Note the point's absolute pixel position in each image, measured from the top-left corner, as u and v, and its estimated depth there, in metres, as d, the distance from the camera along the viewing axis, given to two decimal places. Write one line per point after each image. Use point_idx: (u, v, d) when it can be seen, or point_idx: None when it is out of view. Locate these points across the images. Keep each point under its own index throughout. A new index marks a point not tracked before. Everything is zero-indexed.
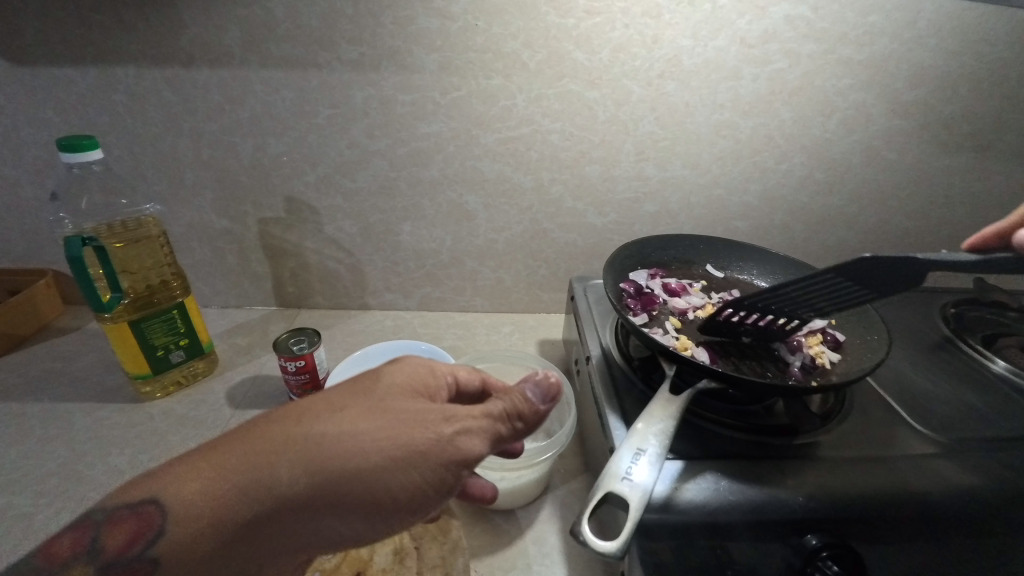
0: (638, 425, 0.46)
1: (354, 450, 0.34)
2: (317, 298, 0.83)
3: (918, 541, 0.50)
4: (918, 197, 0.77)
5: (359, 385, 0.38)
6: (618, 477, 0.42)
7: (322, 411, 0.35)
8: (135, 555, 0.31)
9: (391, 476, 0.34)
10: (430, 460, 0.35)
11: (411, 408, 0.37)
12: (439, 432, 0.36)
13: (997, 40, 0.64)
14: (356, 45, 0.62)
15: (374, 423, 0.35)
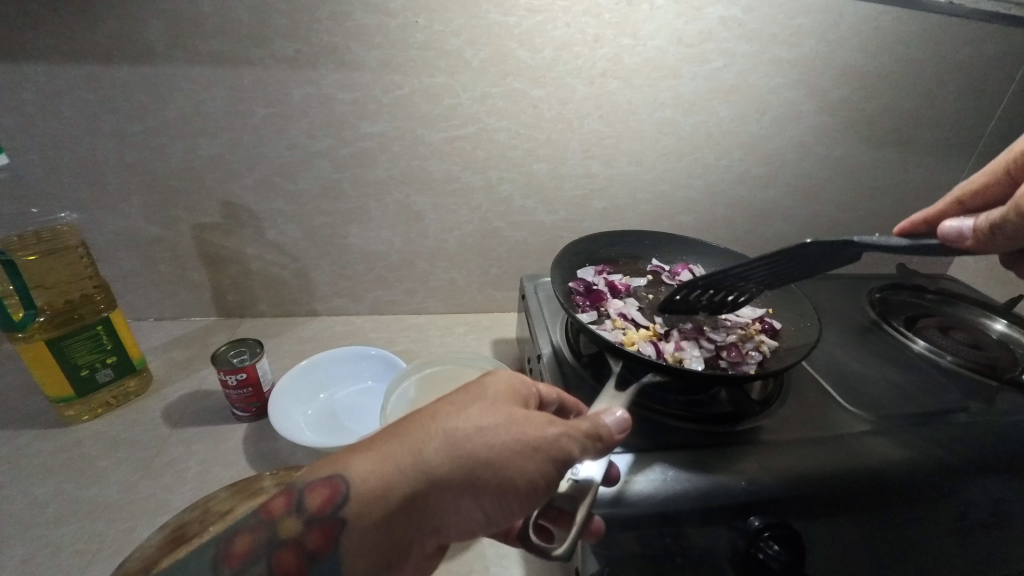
0: None
1: (490, 437, 0.33)
2: (262, 306, 0.79)
3: (861, 520, 0.44)
4: (841, 190, 0.83)
5: (471, 388, 0.37)
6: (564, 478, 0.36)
7: (452, 409, 0.35)
8: (327, 517, 0.31)
9: (515, 465, 0.33)
10: (541, 454, 0.33)
11: (520, 410, 0.35)
12: (544, 430, 0.34)
13: (910, 42, 0.71)
14: (290, 41, 0.60)
15: (493, 416, 0.34)
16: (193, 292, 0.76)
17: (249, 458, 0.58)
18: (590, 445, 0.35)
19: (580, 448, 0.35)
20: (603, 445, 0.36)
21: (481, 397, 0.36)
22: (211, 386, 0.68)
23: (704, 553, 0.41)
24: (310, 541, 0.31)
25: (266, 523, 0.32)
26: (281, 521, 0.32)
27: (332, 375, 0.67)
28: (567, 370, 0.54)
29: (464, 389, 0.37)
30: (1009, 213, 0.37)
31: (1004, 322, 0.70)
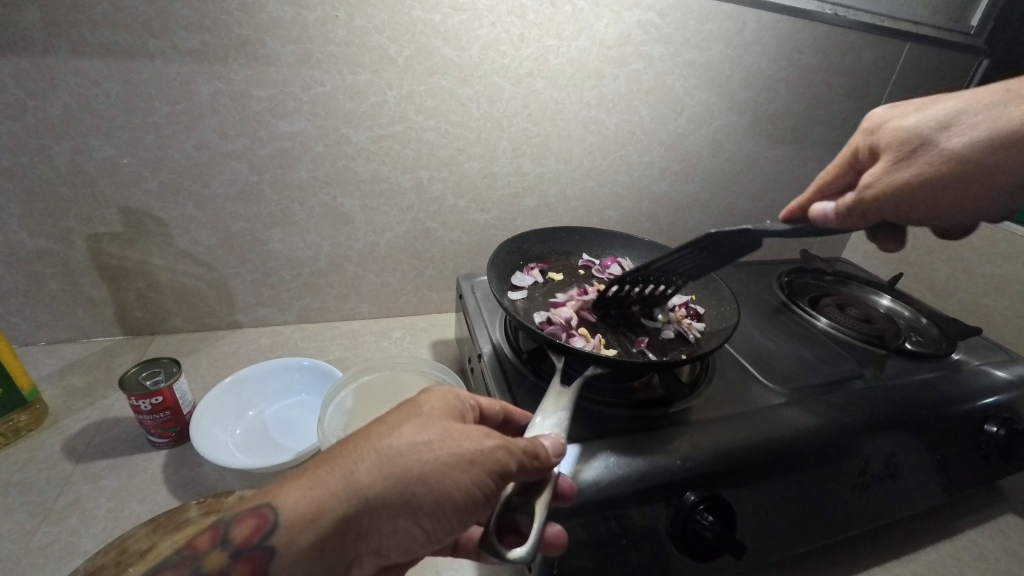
0: (535, 420, 0.41)
1: (424, 453, 0.33)
2: (176, 321, 0.73)
3: (781, 486, 0.48)
4: (751, 183, 0.90)
5: (406, 406, 0.36)
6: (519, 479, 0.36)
7: (386, 428, 0.34)
8: (255, 547, 0.31)
9: (450, 480, 0.32)
10: (477, 467, 0.33)
11: (455, 425, 0.35)
12: (480, 443, 0.33)
13: (803, 49, 0.78)
14: (195, 33, 0.55)
15: (428, 432, 0.34)
16: (91, 310, 0.68)
17: (170, 487, 0.53)
18: (531, 457, 0.34)
19: (519, 462, 0.34)
20: (544, 457, 0.35)
21: (416, 415, 0.35)
22: (120, 413, 0.61)
23: (645, 530, 0.44)
24: (237, 573, 0.31)
25: (188, 559, 0.31)
26: (204, 555, 0.32)
27: (260, 392, 0.63)
28: (508, 366, 0.54)
29: (399, 408, 0.36)
30: (861, 198, 0.45)
31: (889, 297, 0.79)
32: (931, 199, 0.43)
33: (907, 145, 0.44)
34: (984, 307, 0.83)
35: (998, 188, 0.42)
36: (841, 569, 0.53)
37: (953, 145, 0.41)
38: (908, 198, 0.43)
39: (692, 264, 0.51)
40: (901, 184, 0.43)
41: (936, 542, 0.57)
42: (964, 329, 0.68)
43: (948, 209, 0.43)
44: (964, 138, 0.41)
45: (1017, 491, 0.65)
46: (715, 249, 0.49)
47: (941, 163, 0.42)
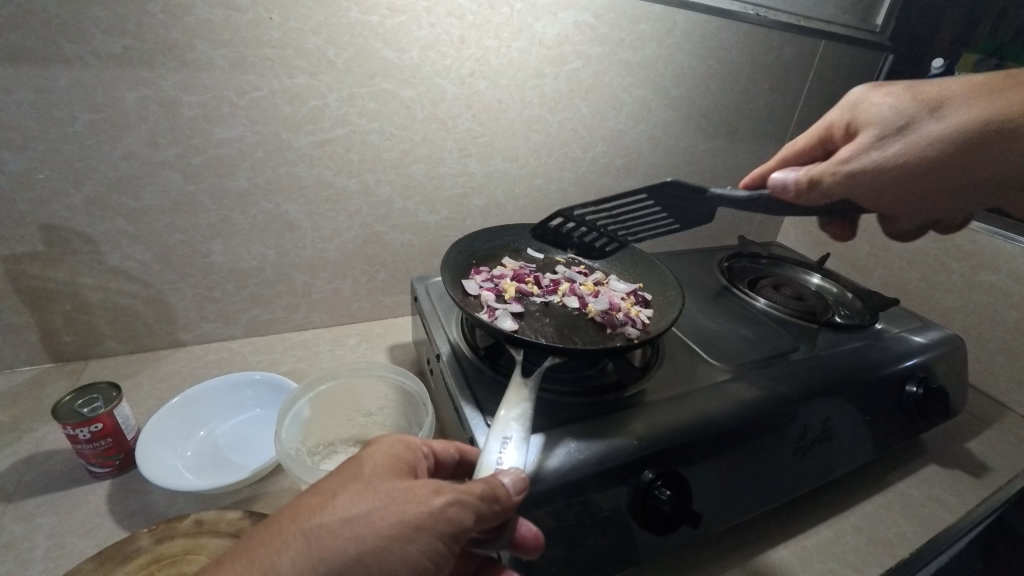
0: (498, 412, 0.41)
1: (362, 527, 0.30)
2: (111, 343, 0.69)
3: (729, 456, 0.51)
4: (693, 175, 0.94)
5: (344, 470, 0.34)
6: (491, 466, 0.37)
7: (319, 501, 0.32)
8: None
9: (394, 553, 0.30)
10: (426, 532, 0.30)
11: (400, 485, 0.32)
12: (429, 503, 0.31)
13: (730, 47, 0.83)
14: (116, 36, 0.52)
15: (366, 502, 0.31)
16: (12, 338, 0.63)
17: (115, 518, 0.50)
18: (489, 502, 0.33)
19: (472, 514, 0.32)
20: (503, 497, 0.33)
21: (354, 483, 0.32)
22: (53, 445, 0.57)
23: (608, 511, 0.45)
24: None
25: None
26: None
27: (209, 410, 0.60)
28: (466, 364, 0.55)
29: (335, 472, 0.34)
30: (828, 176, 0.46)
31: (818, 275, 0.85)
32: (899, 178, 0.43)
33: (927, 109, 0.43)
34: (901, 280, 0.90)
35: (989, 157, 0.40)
36: (790, 529, 0.57)
37: (886, 155, 0.43)
38: (968, 112, 0.41)
39: (650, 227, 0.55)
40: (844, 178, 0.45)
41: (870, 496, 0.62)
42: (883, 301, 0.75)
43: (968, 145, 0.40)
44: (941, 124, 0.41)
45: (938, 443, 0.72)
46: (669, 211, 0.55)
47: (939, 142, 0.41)
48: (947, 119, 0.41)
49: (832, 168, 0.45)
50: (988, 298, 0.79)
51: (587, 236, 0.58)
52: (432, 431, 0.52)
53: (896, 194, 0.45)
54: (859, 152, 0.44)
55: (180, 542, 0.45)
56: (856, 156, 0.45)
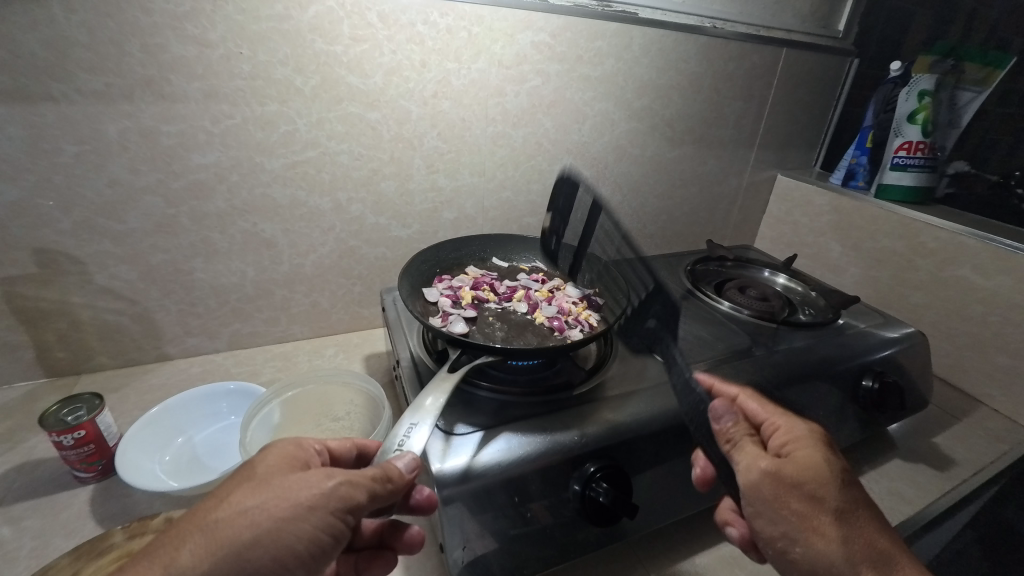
0: (422, 402, 0.44)
1: (256, 515, 0.33)
2: (101, 358, 0.73)
3: (674, 453, 0.53)
4: (663, 182, 0.96)
5: (239, 472, 0.37)
6: (392, 449, 0.40)
7: (214, 500, 0.34)
8: None
9: (290, 531, 0.33)
10: (319, 510, 0.34)
11: (293, 475, 0.36)
12: (321, 485, 0.35)
13: (689, 58, 0.86)
14: (97, 75, 0.58)
15: (260, 494, 0.34)
16: (8, 355, 0.68)
17: (94, 521, 0.53)
18: (382, 482, 0.37)
19: (366, 492, 0.36)
20: (396, 477, 0.38)
21: (249, 481, 0.35)
22: (43, 454, 0.61)
23: (548, 508, 0.47)
24: None
25: None
26: None
27: (188, 419, 0.63)
28: (424, 368, 0.58)
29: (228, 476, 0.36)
30: (760, 466, 0.42)
31: (784, 276, 0.86)
32: (772, 515, 0.40)
33: (845, 530, 0.38)
34: (872, 278, 0.91)
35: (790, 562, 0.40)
36: None
37: (795, 505, 0.40)
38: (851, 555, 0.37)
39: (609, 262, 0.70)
40: (759, 471, 0.42)
41: None
42: (845, 299, 0.76)
43: (792, 538, 0.39)
44: (834, 547, 0.37)
45: (905, 439, 0.72)
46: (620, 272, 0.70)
47: (824, 550, 0.38)
48: (808, 510, 0.39)
49: (757, 464, 0.42)
50: (955, 294, 0.80)
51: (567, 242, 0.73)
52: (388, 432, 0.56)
53: (757, 507, 0.41)
54: (769, 491, 0.41)
55: (151, 536, 0.47)
56: (775, 482, 0.41)
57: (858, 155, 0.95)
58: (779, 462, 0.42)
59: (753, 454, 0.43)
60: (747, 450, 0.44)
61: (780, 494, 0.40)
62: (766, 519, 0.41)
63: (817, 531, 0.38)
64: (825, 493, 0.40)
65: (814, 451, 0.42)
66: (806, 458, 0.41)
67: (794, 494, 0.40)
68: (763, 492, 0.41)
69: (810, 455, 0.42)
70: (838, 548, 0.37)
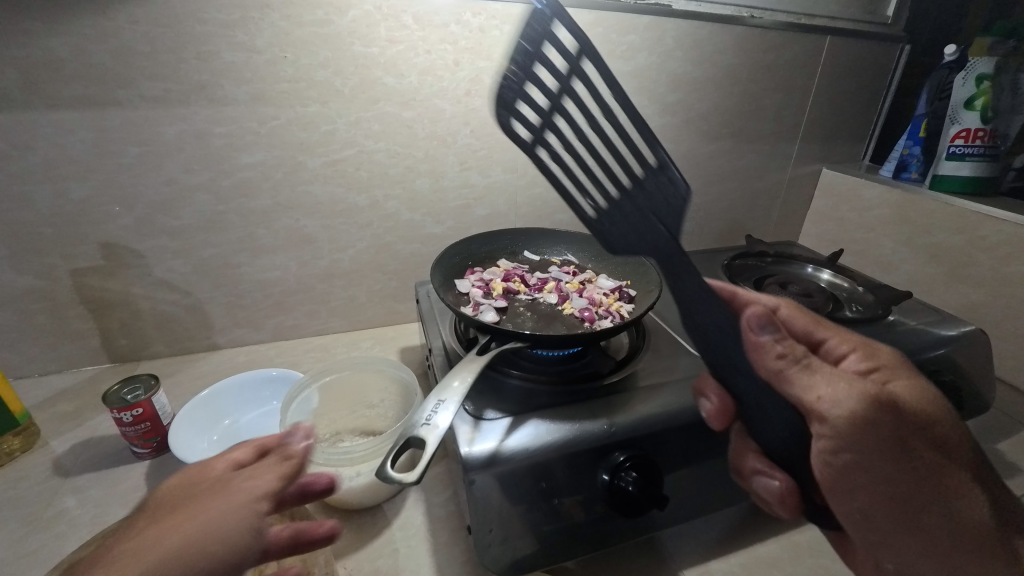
0: (451, 382, 0.45)
1: (163, 534, 0.30)
2: (158, 346, 0.78)
3: (707, 447, 0.51)
4: (699, 177, 0.94)
5: (125, 528, 0.33)
6: (419, 423, 0.40)
7: (98, 555, 0.30)
8: None
9: (210, 530, 0.31)
10: (242, 500, 0.33)
11: (195, 496, 0.34)
12: (237, 487, 0.34)
13: (725, 50, 0.84)
14: (157, 81, 0.63)
15: (161, 523, 0.31)
16: (77, 342, 0.74)
17: (148, 494, 0.57)
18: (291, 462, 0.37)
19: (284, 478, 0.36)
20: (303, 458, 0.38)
21: (140, 525, 0.32)
22: (105, 432, 0.66)
23: (574, 497, 0.47)
24: None
25: None
26: None
27: (233, 402, 0.67)
28: (455, 357, 0.59)
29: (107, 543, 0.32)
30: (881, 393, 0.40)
31: (829, 271, 0.82)
32: (895, 447, 0.40)
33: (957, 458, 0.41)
34: (928, 275, 0.86)
35: (906, 510, 0.41)
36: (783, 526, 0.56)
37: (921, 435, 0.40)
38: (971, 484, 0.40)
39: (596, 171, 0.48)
40: (874, 398, 0.40)
41: None
42: (896, 295, 0.72)
43: (916, 485, 0.40)
44: (960, 477, 0.40)
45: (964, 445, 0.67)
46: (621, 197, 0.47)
47: (943, 479, 0.40)
48: (933, 440, 0.40)
49: (879, 391, 0.40)
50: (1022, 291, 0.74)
51: (538, 99, 0.45)
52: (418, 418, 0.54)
53: (879, 439, 0.40)
54: (889, 418, 0.40)
55: None
56: (900, 411, 0.40)
57: (910, 145, 0.90)
58: (887, 390, 0.41)
59: (855, 380, 0.41)
60: (846, 381, 0.41)
61: (907, 426, 0.40)
62: (891, 452, 0.40)
63: (940, 460, 0.40)
64: (942, 426, 0.41)
65: (912, 380, 0.43)
66: (917, 398, 0.42)
67: (913, 426, 0.40)
68: (892, 439, 0.40)
69: (917, 391, 0.43)
70: (963, 477, 0.40)
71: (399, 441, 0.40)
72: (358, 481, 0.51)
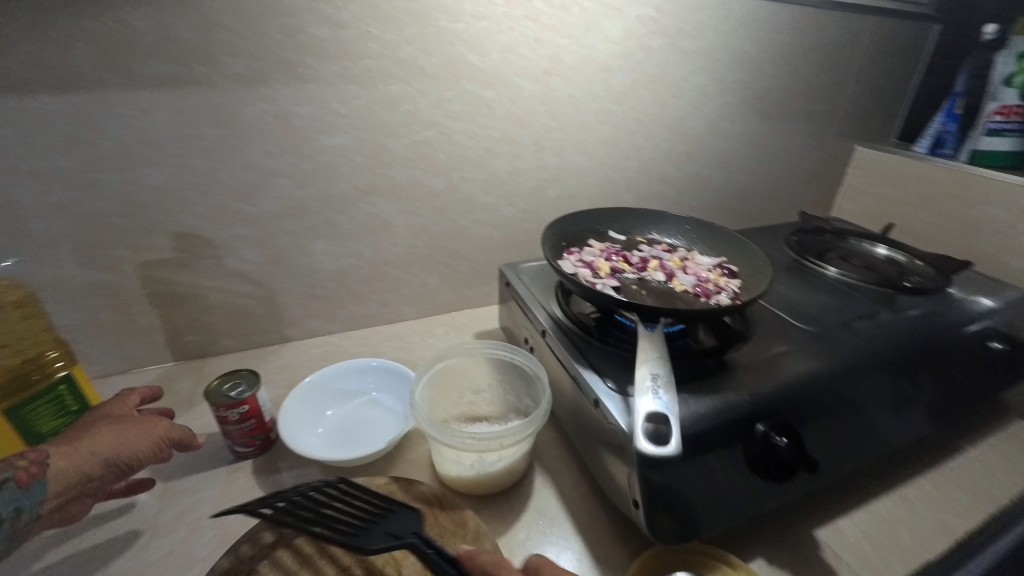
0: (644, 361, 0.48)
1: (110, 435, 0.47)
2: (226, 341, 0.74)
3: (833, 414, 0.54)
4: (750, 156, 0.96)
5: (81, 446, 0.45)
6: (649, 393, 0.45)
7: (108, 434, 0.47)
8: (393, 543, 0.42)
9: (123, 435, 0.47)
10: (144, 433, 0.49)
11: (129, 432, 0.48)
12: (141, 431, 0.49)
13: (783, 29, 0.86)
14: (239, 57, 0.58)
15: (104, 439, 0.46)
16: (144, 339, 0.69)
17: (267, 492, 0.55)
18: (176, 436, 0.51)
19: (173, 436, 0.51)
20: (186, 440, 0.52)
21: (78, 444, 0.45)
22: (196, 431, 0.63)
23: (729, 468, 0.49)
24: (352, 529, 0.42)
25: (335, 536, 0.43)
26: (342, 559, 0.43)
27: (331, 393, 0.65)
28: (574, 335, 0.60)
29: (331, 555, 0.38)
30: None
31: (884, 246, 0.86)
32: None
33: None
34: (967, 248, 0.91)
35: None
36: (886, 483, 0.60)
37: None
38: None
39: None
40: None
41: (961, 452, 0.65)
42: (956, 265, 0.76)
43: None
44: None
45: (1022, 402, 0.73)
46: None
47: None
48: None
49: None
50: None
51: None
52: (549, 410, 0.54)
53: None
54: None
55: None
56: None
57: (947, 122, 0.94)
58: None
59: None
60: None
61: None
62: None
63: None
64: None
65: None
66: None
67: None
68: None
69: None
70: None
71: (637, 423, 0.43)
72: (501, 464, 0.53)
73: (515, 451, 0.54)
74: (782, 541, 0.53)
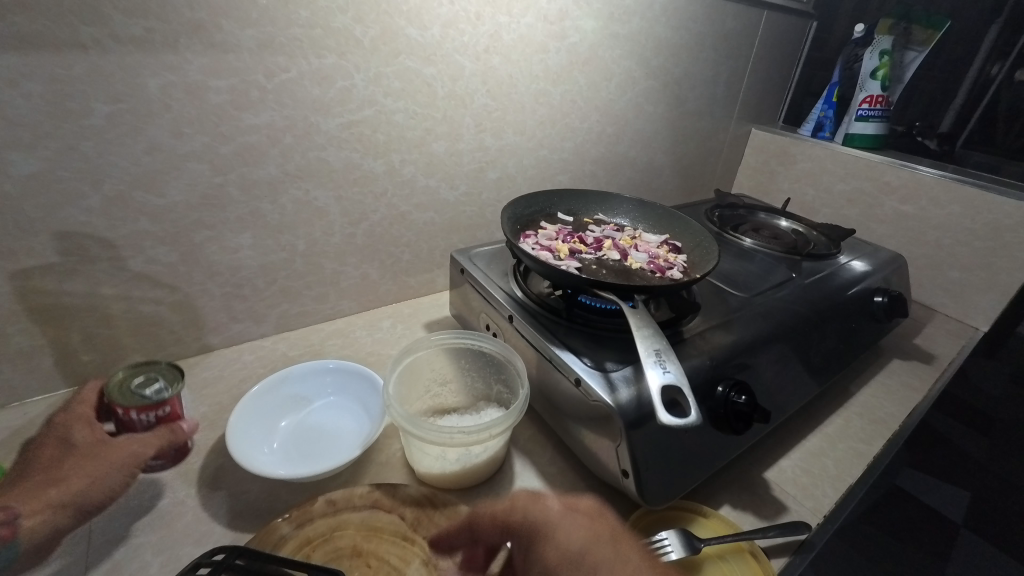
0: (642, 336, 0.49)
1: (80, 472, 0.46)
2: (134, 356, 0.63)
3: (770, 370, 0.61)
4: (668, 138, 1.03)
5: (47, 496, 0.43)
6: (661, 369, 0.46)
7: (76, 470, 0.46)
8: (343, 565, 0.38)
9: (86, 474, 0.46)
10: (116, 465, 0.47)
11: (96, 465, 0.47)
12: (108, 463, 0.47)
13: (696, 17, 0.91)
14: (136, 17, 0.49)
15: (81, 480, 0.45)
16: (23, 364, 0.57)
17: (223, 523, 0.48)
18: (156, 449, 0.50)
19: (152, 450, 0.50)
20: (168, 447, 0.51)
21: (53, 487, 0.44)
22: None
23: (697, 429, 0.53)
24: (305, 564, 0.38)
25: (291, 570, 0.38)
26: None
27: (281, 403, 0.59)
28: (541, 318, 0.61)
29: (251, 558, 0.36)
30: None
31: (786, 220, 0.97)
32: None
33: None
34: (842, 216, 1.07)
35: None
36: (809, 424, 0.69)
37: None
38: None
39: None
40: None
41: (858, 390, 0.76)
42: (845, 233, 0.88)
43: None
44: None
45: (893, 344, 0.88)
46: None
47: None
48: None
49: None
50: (911, 225, 0.97)
51: None
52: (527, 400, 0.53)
53: None
54: None
55: (322, 521, 0.45)
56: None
57: (825, 109, 1.08)
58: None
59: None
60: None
61: None
62: None
63: None
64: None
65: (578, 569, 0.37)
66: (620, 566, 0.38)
67: None
68: None
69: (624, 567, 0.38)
70: None
71: (654, 399, 0.43)
72: (488, 452, 0.52)
73: (499, 441, 0.53)
74: (741, 487, 0.58)
